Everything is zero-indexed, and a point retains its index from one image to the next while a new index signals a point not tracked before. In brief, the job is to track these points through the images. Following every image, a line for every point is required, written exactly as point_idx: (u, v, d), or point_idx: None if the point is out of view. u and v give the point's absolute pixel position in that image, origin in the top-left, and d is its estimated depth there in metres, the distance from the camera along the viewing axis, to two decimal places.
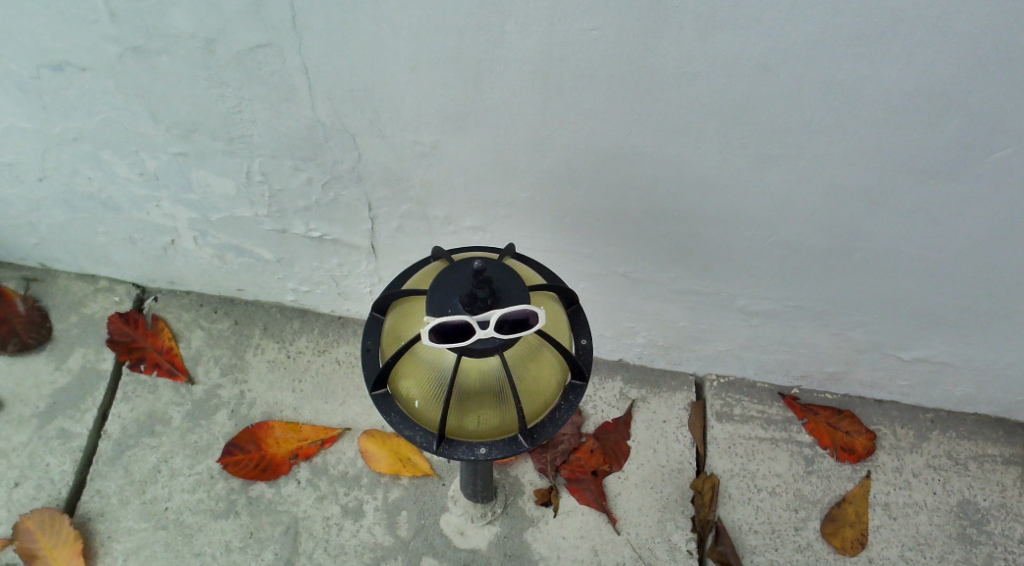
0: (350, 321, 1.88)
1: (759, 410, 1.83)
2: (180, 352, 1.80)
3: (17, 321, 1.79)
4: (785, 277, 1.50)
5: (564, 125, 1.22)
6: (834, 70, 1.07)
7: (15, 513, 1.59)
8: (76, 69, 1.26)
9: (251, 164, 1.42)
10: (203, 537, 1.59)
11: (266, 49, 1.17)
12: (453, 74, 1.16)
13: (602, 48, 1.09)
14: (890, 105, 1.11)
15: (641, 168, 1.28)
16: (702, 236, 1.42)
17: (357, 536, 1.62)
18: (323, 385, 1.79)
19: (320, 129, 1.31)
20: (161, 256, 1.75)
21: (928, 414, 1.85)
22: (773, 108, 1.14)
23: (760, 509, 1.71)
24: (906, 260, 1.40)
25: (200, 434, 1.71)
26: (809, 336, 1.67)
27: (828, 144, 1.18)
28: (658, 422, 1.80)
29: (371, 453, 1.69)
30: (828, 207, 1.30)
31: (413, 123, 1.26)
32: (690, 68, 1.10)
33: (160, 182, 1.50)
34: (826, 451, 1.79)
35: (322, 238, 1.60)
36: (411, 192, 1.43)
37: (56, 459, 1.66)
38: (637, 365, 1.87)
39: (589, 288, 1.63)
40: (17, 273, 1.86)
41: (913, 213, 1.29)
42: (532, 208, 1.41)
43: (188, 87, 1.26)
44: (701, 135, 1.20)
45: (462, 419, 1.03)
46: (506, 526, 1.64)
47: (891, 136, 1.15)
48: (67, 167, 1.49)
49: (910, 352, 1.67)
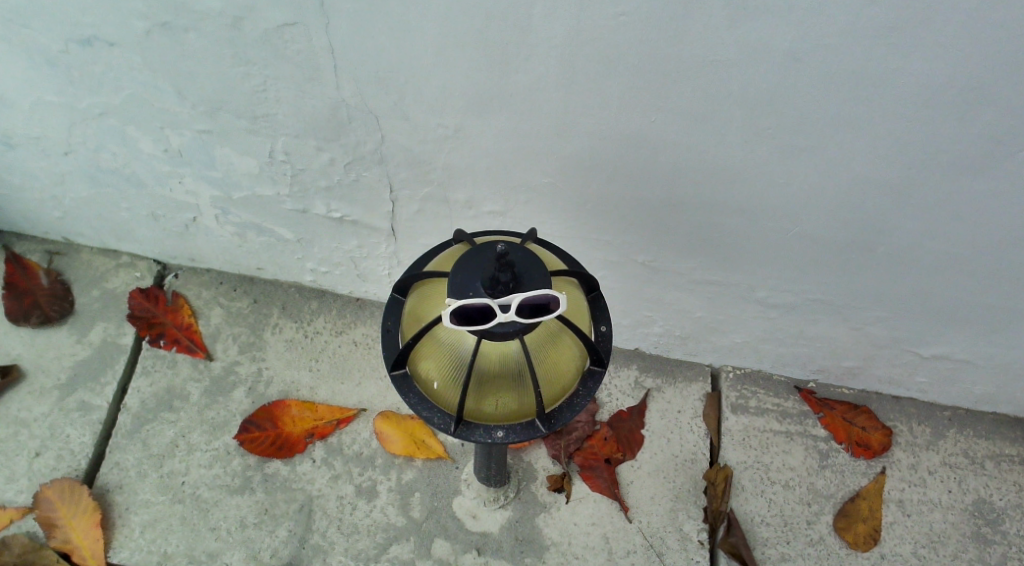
0: (368, 302, 1.89)
1: (774, 403, 1.83)
2: (198, 328, 1.82)
3: (40, 294, 1.81)
4: (806, 269, 1.49)
5: (589, 111, 1.21)
6: (867, 60, 1.05)
7: (36, 482, 1.61)
8: (103, 44, 1.26)
9: (274, 143, 1.42)
10: (218, 512, 1.61)
11: (292, 28, 1.17)
12: (478, 57, 1.16)
13: (630, 34, 1.08)
14: (921, 98, 1.09)
15: (665, 156, 1.27)
16: (724, 226, 1.41)
17: (370, 516, 1.63)
18: (339, 366, 1.80)
19: (344, 109, 1.31)
20: (182, 233, 1.76)
21: (945, 412, 1.83)
22: (802, 98, 1.12)
23: (772, 502, 1.71)
24: (930, 256, 1.38)
25: (217, 410, 1.73)
26: (828, 330, 1.66)
27: (857, 136, 1.16)
28: (673, 412, 1.80)
29: (386, 434, 1.70)
30: (853, 199, 1.28)
31: (436, 106, 1.26)
32: (718, 56, 1.08)
33: (183, 159, 1.50)
34: (841, 446, 1.78)
35: (342, 219, 1.61)
36: (433, 175, 1.43)
37: (76, 431, 1.68)
38: (652, 355, 1.87)
39: (607, 275, 1.63)
40: (40, 246, 1.88)
41: (941, 208, 1.27)
42: (553, 193, 1.41)
43: (215, 64, 1.26)
44: (728, 124, 1.19)
45: (480, 402, 1.03)
46: (519, 511, 1.65)
47: (921, 130, 1.14)
48: (92, 142, 1.50)
49: (929, 349, 1.66)
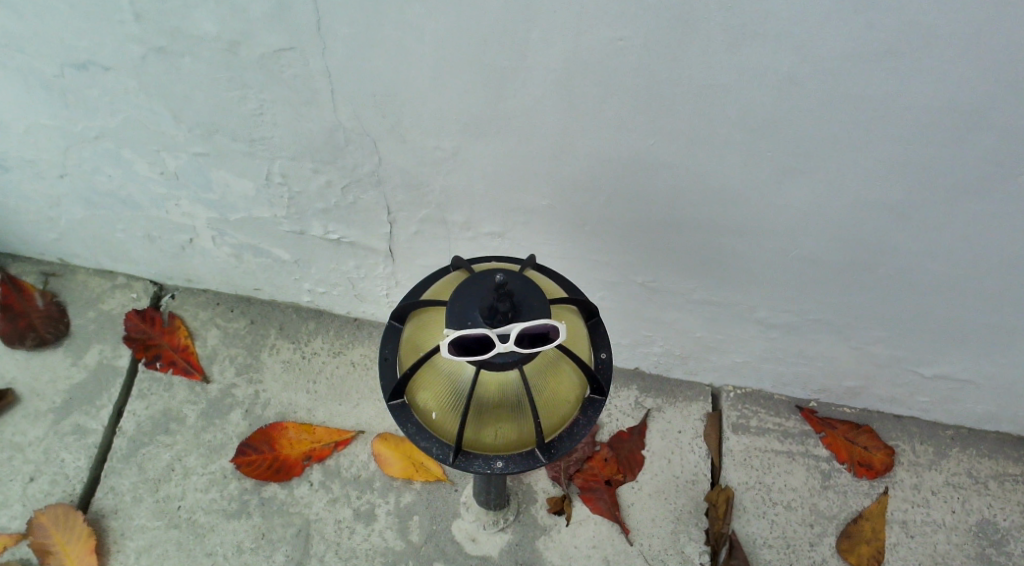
0: (366, 323, 1.88)
1: (775, 422, 1.81)
2: (195, 350, 1.81)
3: (35, 316, 1.80)
4: (806, 289, 1.48)
5: (586, 133, 1.21)
6: (863, 85, 1.05)
7: (29, 508, 1.59)
8: (99, 69, 1.26)
9: (271, 166, 1.41)
10: (214, 537, 1.59)
11: (288, 53, 1.16)
12: (476, 82, 1.15)
13: (627, 58, 1.08)
14: (920, 120, 1.08)
15: (664, 179, 1.27)
16: (724, 247, 1.40)
17: (368, 540, 1.61)
18: (337, 387, 1.79)
19: (342, 133, 1.30)
20: (179, 254, 1.75)
21: (948, 430, 1.82)
22: (800, 121, 1.12)
23: (775, 523, 1.69)
24: (929, 276, 1.38)
25: (213, 433, 1.71)
26: (828, 349, 1.65)
27: (858, 157, 1.16)
28: (674, 432, 1.78)
29: (384, 456, 1.69)
30: (853, 221, 1.28)
31: (435, 130, 1.25)
32: (717, 79, 1.08)
33: (180, 181, 1.50)
34: (843, 466, 1.77)
35: (339, 241, 1.60)
36: (431, 198, 1.42)
37: (71, 454, 1.66)
38: (652, 375, 1.86)
39: (606, 296, 1.62)
40: (35, 267, 1.87)
41: (941, 229, 1.27)
42: (552, 215, 1.40)
43: (211, 88, 1.26)
44: (726, 146, 1.18)
45: (480, 432, 1.01)
46: (518, 534, 1.64)
47: (920, 152, 1.13)
48: (88, 164, 1.49)
49: (931, 369, 1.65)
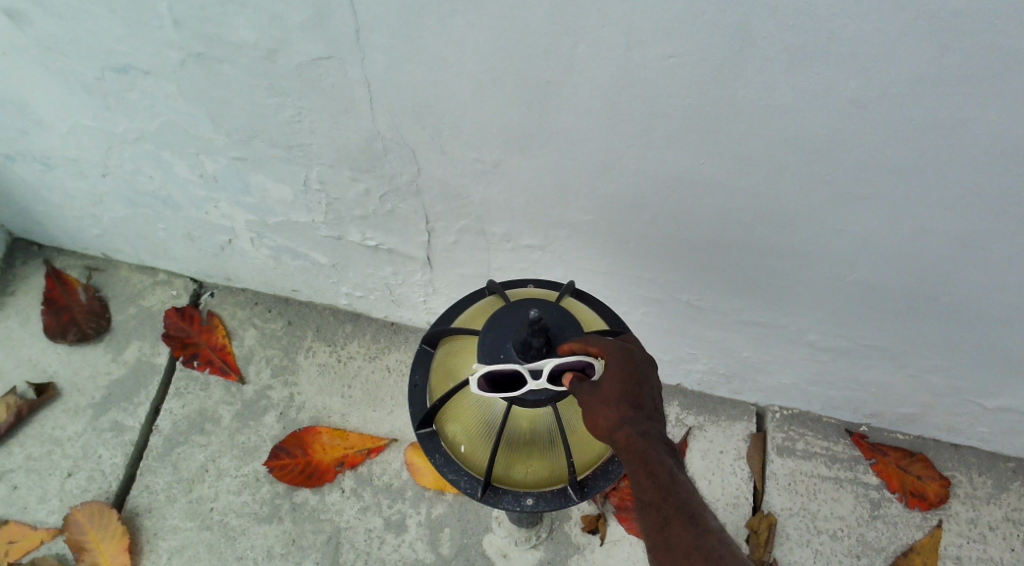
0: (402, 327, 1.85)
1: (823, 446, 1.73)
2: (232, 350, 1.80)
3: (78, 311, 1.81)
4: (862, 315, 1.40)
5: (633, 151, 1.15)
6: (937, 110, 0.97)
7: (66, 503, 1.61)
8: (139, 72, 1.24)
9: (309, 172, 1.38)
10: (245, 540, 1.59)
11: (326, 62, 1.13)
12: (519, 96, 1.10)
13: (679, 76, 1.01)
14: (1000, 149, 1.00)
15: (715, 199, 1.20)
16: (775, 269, 1.33)
17: (398, 551, 1.59)
18: (371, 393, 1.77)
19: (380, 142, 1.26)
20: (218, 254, 1.74)
21: (1009, 463, 1.72)
22: (865, 145, 1.04)
23: (819, 553, 1.63)
24: (999, 308, 1.29)
25: (247, 435, 1.70)
26: (882, 375, 1.56)
27: (926, 184, 1.08)
28: (715, 452, 1.72)
29: (417, 466, 1.66)
30: (918, 248, 1.20)
31: (475, 142, 1.21)
32: (776, 100, 1.01)
33: (218, 184, 1.48)
34: (894, 496, 1.68)
35: (377, 247, 1.57)
36: (470, 209, 1.38)
37: (108, 451, 1.67)
38: (695, 391, 1.79)
39: (648, 312, 1.56)
40: (79, 261, 1.88)
41: (1015, 261, 1.17)
42: (594, 230, 1.35)
43: (249, 95, 1.23)
44: (783, 167, 1.11)
45: (510, 467, 0.97)
46: (551, 552, 1.60)
47: (997, 182, 1.04)
48: (129, 165, 1.49)
49: (994, 401, 1.56)
